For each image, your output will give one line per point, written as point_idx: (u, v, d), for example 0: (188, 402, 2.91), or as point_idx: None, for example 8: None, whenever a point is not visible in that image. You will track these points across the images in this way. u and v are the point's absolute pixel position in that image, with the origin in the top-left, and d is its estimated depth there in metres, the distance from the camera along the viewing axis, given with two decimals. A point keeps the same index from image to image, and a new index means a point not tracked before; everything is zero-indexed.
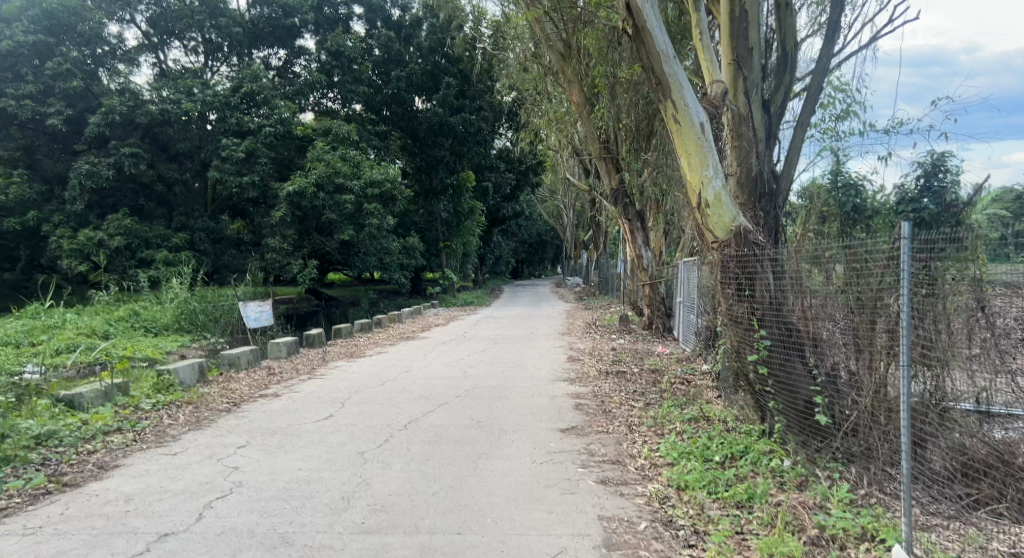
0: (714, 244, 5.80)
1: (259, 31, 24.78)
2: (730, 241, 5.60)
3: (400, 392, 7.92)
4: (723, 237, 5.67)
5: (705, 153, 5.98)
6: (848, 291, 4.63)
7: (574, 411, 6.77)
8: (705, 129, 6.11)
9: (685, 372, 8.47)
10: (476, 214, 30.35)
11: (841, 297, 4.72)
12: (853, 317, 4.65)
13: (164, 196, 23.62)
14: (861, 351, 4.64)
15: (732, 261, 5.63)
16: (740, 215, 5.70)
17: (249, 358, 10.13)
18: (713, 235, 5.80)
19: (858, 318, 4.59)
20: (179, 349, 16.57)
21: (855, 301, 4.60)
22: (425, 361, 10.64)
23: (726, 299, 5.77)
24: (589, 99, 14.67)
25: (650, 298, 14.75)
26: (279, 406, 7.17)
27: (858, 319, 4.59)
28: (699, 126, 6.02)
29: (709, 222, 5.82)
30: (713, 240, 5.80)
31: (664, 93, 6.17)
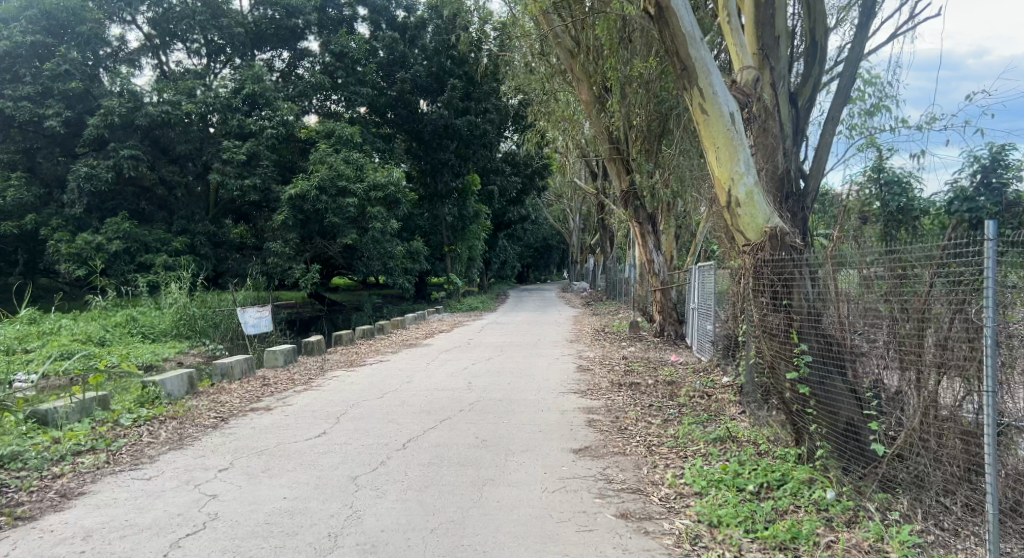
0: (745, 247, 5.26)
1: (263, 32, 24.43)
2: (763, 244, 5.04)
3: (400, 406, 7.44)
4: (756, 239, 5.12)
5: (734, 147, 5.40)
6: (892, 300, 4.12)
7: (587, 429, 6.27)
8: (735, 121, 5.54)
9: (704, 385, 7.93)
10: (481, 217, 29.89)
11: (884, 306, 4.20)
12: (898, 328, 4.13)
13: (165, 200, 23.25)
14: (907, 366, 4.15)
15: (766, 266, 5.06)
16: (774, 214, 5.12)
17: (244, 367, 9.67)
18: (744, 237, 5.24)
19: (904, 328, 4.07)
20: (177, 357, 16.16)
21: (901, 311, 4.08)
22: (428, 371, 10.15)
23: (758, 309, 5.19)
24: (599, 97, 14.08)
25: (662, 304, 14.23)
26: (270, 421, 6.70)
27: (904, 330, 4.07)
28: (728, 116, 5.44)
29: (739, 222, 5.25)
30: (744, 242, 5.26)
31: (690, 79, 5.63)
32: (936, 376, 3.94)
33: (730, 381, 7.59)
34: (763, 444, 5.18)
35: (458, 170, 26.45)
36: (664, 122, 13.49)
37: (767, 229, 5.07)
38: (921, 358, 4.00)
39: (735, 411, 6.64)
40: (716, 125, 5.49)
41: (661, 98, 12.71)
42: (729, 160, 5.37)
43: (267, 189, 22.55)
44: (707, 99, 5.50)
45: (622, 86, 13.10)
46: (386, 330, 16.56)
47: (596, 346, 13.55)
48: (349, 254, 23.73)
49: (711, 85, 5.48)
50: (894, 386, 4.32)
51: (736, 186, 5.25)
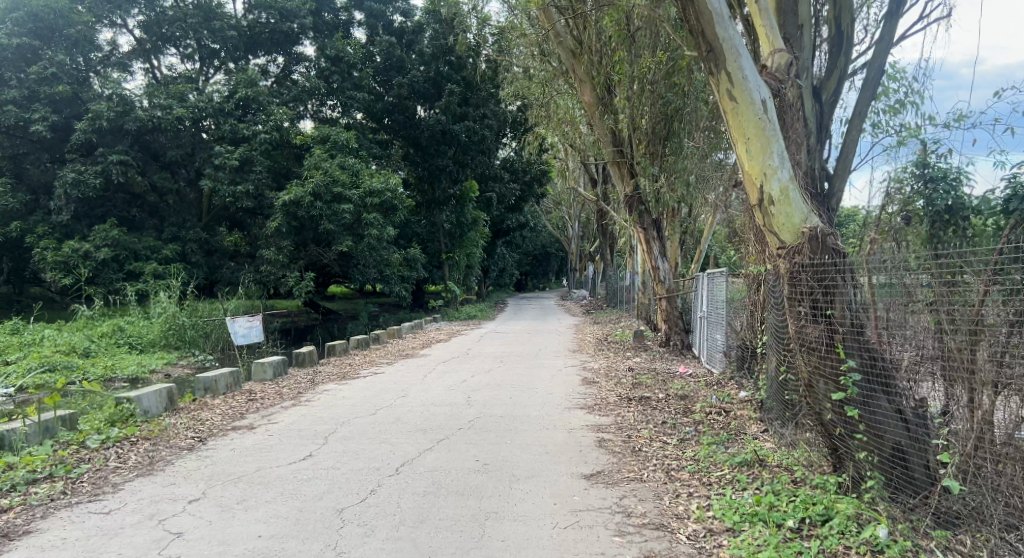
0: (779, 249, 4.73)
1: (257, 36, 23.99)
2: (801, 246, 4.48)
3: (394, 424, 6.91)
4: (791, 242, 4.59)
5: (767, 138, 4.86)
6: (938, 310, 3.62)
7: (598, 450, 5.74)
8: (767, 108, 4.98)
9: (720, 399, 7.41)
10: (480, 225, 29.12)
11: (929, 317, 3.71)
12: (946, 340, 3.64)
13: (156, 207, 22.77)
14: (956, 383, 3.65)
15: (804, 271, 4.49)
16: (812, 213, 4.58)
17: (229, 381, 9.12)
18: (779, 239, 4.70)
19: (953, 341, 3.58)
20: (165, 368, 15.62)
21: (950, 322, 3.59)
22: (423, 384, 9.61)
23: (795, 320, 4.62)
24: (602, 99, 13.63)
25: (667, 313, 13.71)
26: (252, 442, 6.18)
27: (953, 343, 3.58)
28: (760, 104, 4.87)
29: (774, 223, 4.69)
30: (777, 245, 4.72)
31: (717, 63, 5.05)
32: (991, 395, 3.45)
33: (750, 396, 7.08)
34: (797, 471, 4.63)
35: (456, 176, 25.90)
36: (669, 124, 13.05)
37: (803, 230, 4.53)
38: (972, 374, 3.52)
39: (758, 431, 6.11)
40: (746, 114, 4.93)
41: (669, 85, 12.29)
42: (761, 153, 4.84)
43: (260, 195, 22.04)
44: (736, 85, 4.91)
45: (636, 83, 12.60)
46: (382, 340, 16.03)
47: (600, 356, 13.00)
48: (344, 262, 23.19)
49: (740, 69, 4.92)
50: (943, 405, 3.82)
51: (769, 182, 4.72)
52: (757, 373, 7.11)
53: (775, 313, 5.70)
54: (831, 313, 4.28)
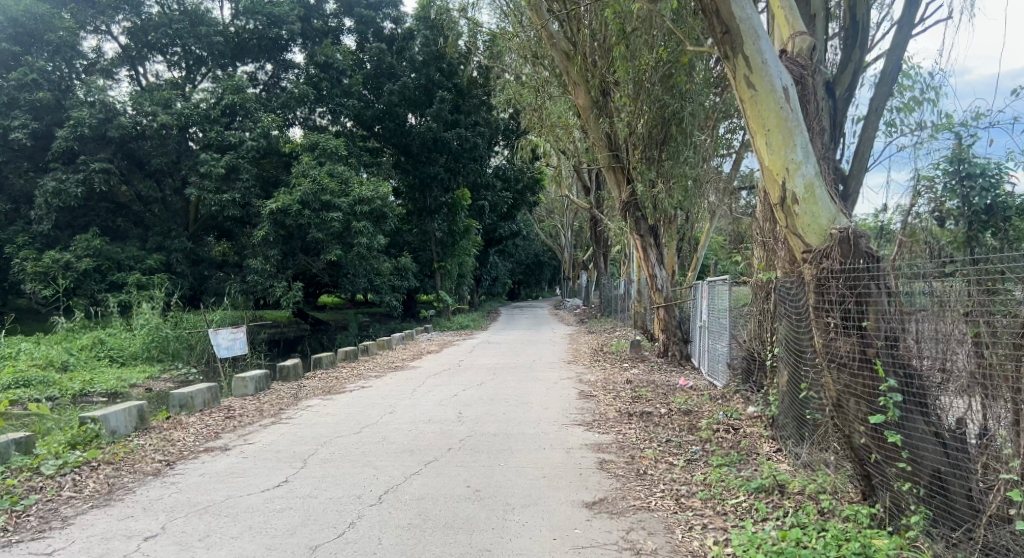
0: (801, 252, 4.35)
1: (244, 43, 23.56)
2: (828, 249, 4.10)
3: (379, 444, 6.44)
4: (817, 245, 4.21)
5: (790, 130, 4.52)
6: (976, 319, 3.21)
7: (599, 473, 5.30)
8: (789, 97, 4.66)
9: (726, 415, 6.97)
10: (471, 232, 28.32)
11: (967, 327, 3.29)
12: (986, 354, 3.20)
13: (142, 216, 22.24)
14: (1000, 404, 3.20)
15: (832, 277, 4.09)
16: (840, 212, 4.22)
17: (207, 397, 8.61)
18: (804, 242, 4.32)
19: (995, 355, 3.14)
20: (146, 382, 15.05)
21: (990, 333, 3.16)
22: (412, 399, 9.13)
23: (823, 332, 4.21)
24: (597, 102, 13.23)
25: (665, 323, 13.35)
26: (225, 466, 5.69)
27: (994, 357, 3.14)
28: (781, 92, 4.57)
29: (797, 223, 4.33)
30: (801, 249, 4.34)
31: (733, 47, 4.74)
32: None
33: (760, 412, 6.65)
34: (823, 500, 4.20)
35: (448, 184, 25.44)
36: (666, 128, 12.64)
37: (829, 232, 4.16)
38: (1019, 396, 3.06)
39: (772, 452, 5.70)
40: (766, 104, 4.60)
41: (674, 77, 11.87)
42: (782, 147, 4.50)
43: (247, 204, 21.55)
44: (754, 71, 4.62)
45: (638, 88, 12.20)
46: (371, 351, 15.53)
47: (597, 368, 12.57)
48: (333, 272, 22.70)
49: (759, 55, 4.61)
50: (983, 428, 3.38)
51: (792, 178, 4.40)
52: (768, 386, 6.71)
53: (797, 324, 5.30)
54: (864, 325, 3.84)
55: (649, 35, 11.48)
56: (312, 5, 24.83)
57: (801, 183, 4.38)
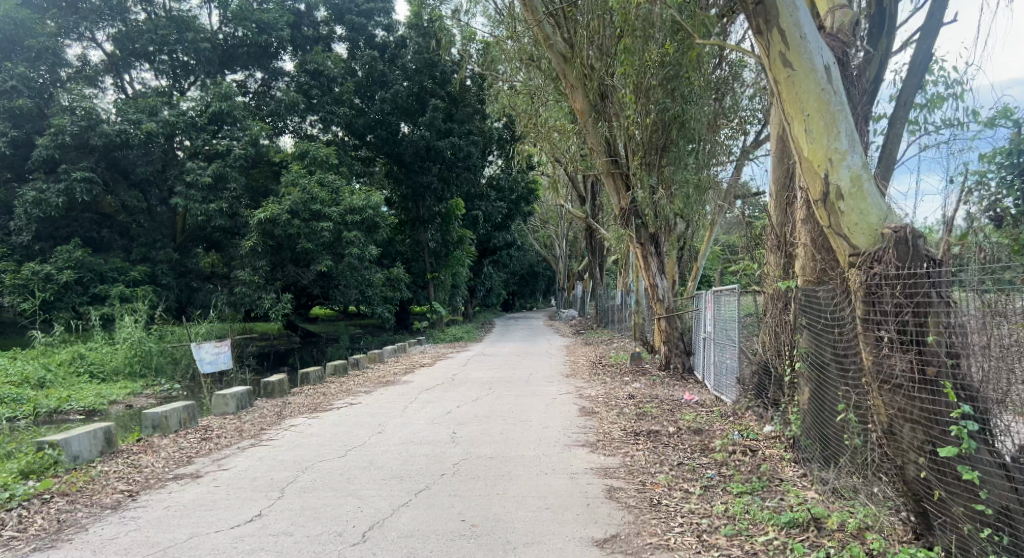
0: (843, 253, 3.92)
1: (234, 51, 23.24)
2: (877, 250, 3.63)
3: (366, 469, 5.92)
4: (864, 246, 3.75)
5: (833, 115, 4.07)
6: None
7: (608, 503, 4.80)
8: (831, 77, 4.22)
9: (742, 435, 6.44)
10: (465, 243, 27.88)
11: None
12: None
13: (127, 227, 21.68)
14: None
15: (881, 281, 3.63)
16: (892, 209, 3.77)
17: (183, 416, 8.01)
18: (850, 243, 3.85)
19: None
20: (127, 399, 14.44)
21: None
22: (404, 417, 8.62)
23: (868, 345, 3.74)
24: (596, 106, 12.86)
25: (667, 334, 12.92)
26: (194, 496, 5.15)
27: None
28: (822, 70, 4.13)
29: (844, 222, 3.87)
30: (846, 252, 3.89)
31: (766, 19, 4.27)
32: None
33: (779, 431, 6.17)
34: (869, 539, 3.70)
35: (441, 194, 24.98)
36: (666, 133, 12.25)
37: (878, 232, 3.71)
38: None
39: (797, 478, 5.23)
40: (805, 86, 4.16)
41: (676, 79, 11.53)
42: (824, 135, 4.06)
43: (235, 213, 21.01)
44: (792, 47, 4.18)
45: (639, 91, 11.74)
46: (361, 365, 14.97)
47: (597, 382, 12.07)
48: (324, 283, 22.18)
49: (798, 30, 4.15)
50: None
51: (837, 170, 3.96)
52: (787, 402, 6.25)
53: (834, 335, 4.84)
54: (923, 338, 3.35)
55: (651, 36, 11.00)
56: (302, 13, 24.35)
57: (846, 175, 3.96)
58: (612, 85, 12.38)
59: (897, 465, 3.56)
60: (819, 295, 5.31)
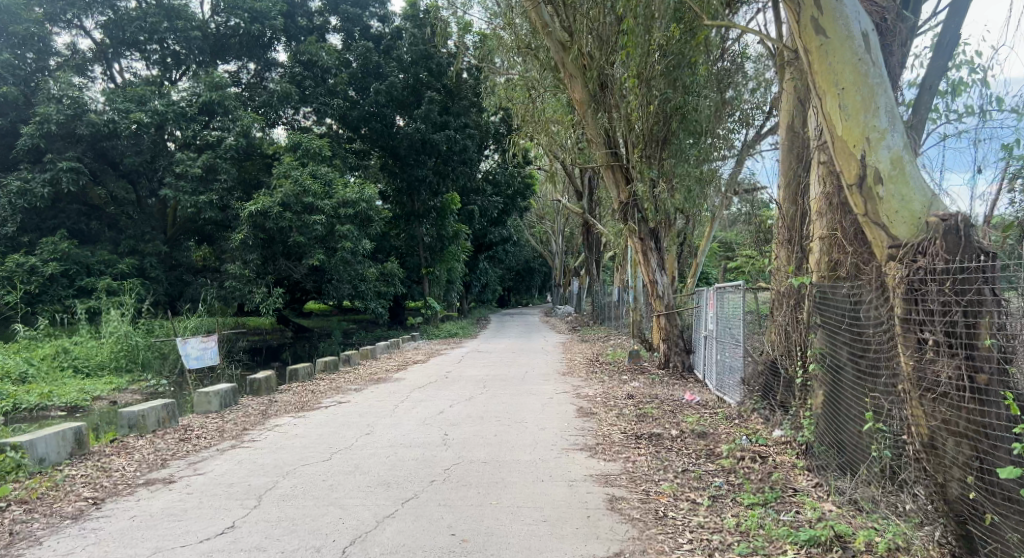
0: (881, 242, 3.68)
1: (226, 40, 22.76)
2: (924, 242, 3.34)
3: (351, 475, 5.55)
4: (905, 237, 3.50)
5: (871, 88, 3.83)
6: None
7: (612, 516, 4.44)
8: (869, 44, 3.99)
9: (750, 440, 6.11)
10: (461, 238, 27.49)
11: None
12: None
13: (116, 219, 21.26)
14: None
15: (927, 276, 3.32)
16: (937, 197, 3.52)
17: (162, 416, 7.62)
18: (891, 233, 3.61)
19: None
20: (111, 395, 14.06)
21: None
22: (395, 417, 8.27)
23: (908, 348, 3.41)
24: (594, 96, 12.44)
25: (666, 332, 12.55)
26: (164, 505, 4.79)
27: None
28: (859, 38, 3.92)
29: (884, 209, 3.63)
30: (885, 243, 3.63)
31: None
32: None
33: (789, 436, 5.86)
34: None
35: (436, 188, 24.56)
36: (667, 124, 12.01)
37: (923, 220, 3.46)
38: None
39: (810, 488, 4.96)
40: (840, 55, 3.95)
41: (678, 69, 11.29)
42: (860, 111, 3.81)
43: (226, 206, 20.59)
44: (826, 12, 3.97)
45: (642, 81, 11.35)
46: (353, 362, 14.60)
47: (595, 380, 11.75)
48: (317, 277, 21.81)
49: None
50: None
51: (876, 151, 3.73)
52: (798, 406, 5.96)
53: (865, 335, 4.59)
54: (975, 342, 3.05)
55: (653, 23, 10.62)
56: (297, 2, 23.86)
57: (885, 156, 3.73)
58: (613, 74, 11.97)
59: (937, 483, 3.28)
60: (842, 293, 5.02)
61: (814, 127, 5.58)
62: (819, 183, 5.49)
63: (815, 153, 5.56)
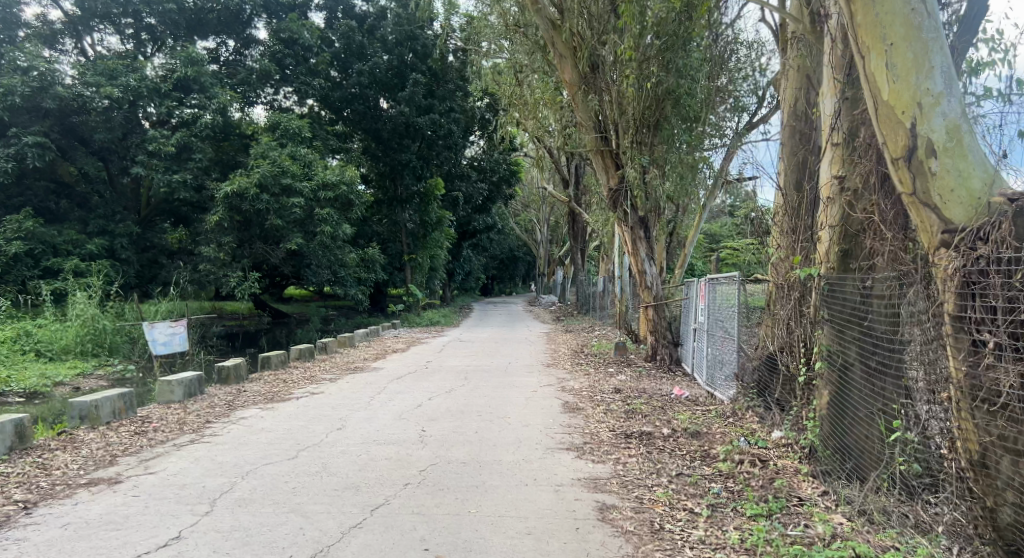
0: (932, 226, 3.40)
1: (203, 16, 21.74)
2: (990, 232, 3.10)
3: (316, 477, 5.09)
4: (962, 222, 3.26)
5: (925, 45, 3.45)
6: None
7: (603, 526, 4.06)
8: None
9: (748, 441, 5.73)
10: (445, 224, 26.92)
11: None
12: None
13: (86, 197, 20.43)
14: None
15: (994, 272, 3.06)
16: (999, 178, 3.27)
17: (117, 406, 7.09)
18: (945, 215, 3.34)
19: None
20: (74, 381, 13.40)
21: None
22: (370, 409, 7.81)
23: (966, 361, 3.23)
24: (585, 77, 11.87)
25: (654, 324, 12.09)
26: (104, 511, 4.29)
27: None
28: None
29: (940, 188, 3.35)
30: (937, 226, 3.37)
31: None
32: None
33: (790, 439, 5.47)
34: None
35: (420, 172, 23.91)
36: (660, 109, 11.58)
37: (983, 202, 3.21)
38: None
39: (818, 497, 4.62)
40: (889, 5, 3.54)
41: (673, 50, 10.95)
42: (912, 72, 3.45)
43: (200, 186, 19.86)
44: None
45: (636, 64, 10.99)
46: (330, 350, 14.08)
47: (580, 373, 11.35)
48: (295, 262, 21.19)
49: None
50: None
51: (930, 120, 3.41)
52: (799, 406, 5.59)
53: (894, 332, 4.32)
54: None
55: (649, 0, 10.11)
56: None
57: (938, 125, 3.41)
58: (605, 54, 11.46)
59: (987, 507, 3.23)
60: (858, 286, 4.70)
61: (826, 106, 5.14)
62: (830, 167, 5.06)
63: (826, 134, 5.12)
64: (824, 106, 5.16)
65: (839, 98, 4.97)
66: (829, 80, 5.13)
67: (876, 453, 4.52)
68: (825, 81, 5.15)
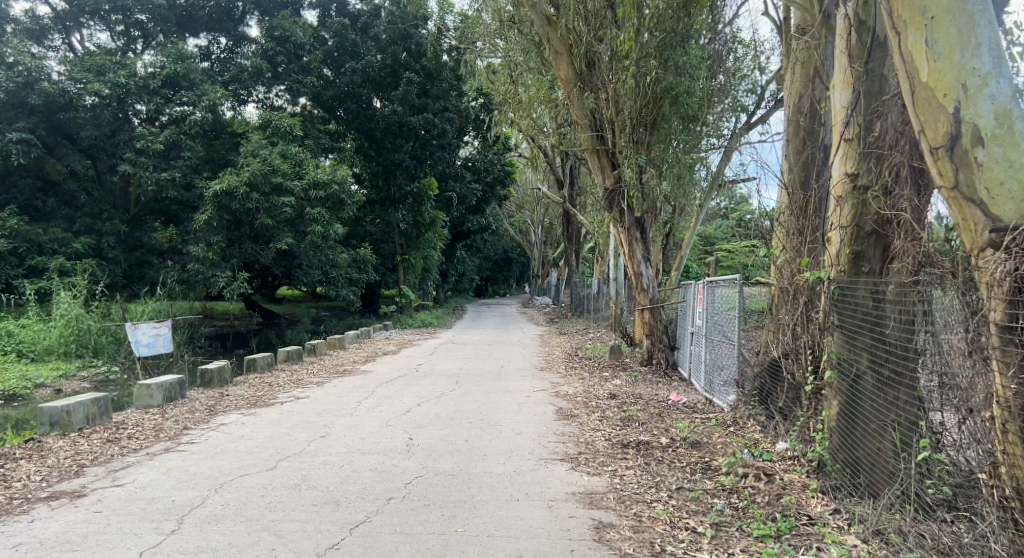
0: (977, 222, 3.19)
1: (194, 12, 21.45)
2: None
3: (295, 490, 4.78)
4: (1013, 218, 3.06)
5: (969, 21, 3.21)
6: None
7: (600, 549, 3.80)
8: None
9: (751, 452, 5.45)
10: (438, 225, 26.58)
11: None
12: None
13: (72, 195, 19.99)
14: None
15: None
16: None
17: (91, 412, 6.69)
18: (992, 208, 3.13)
19: None
20: (55, 383, 12.99)
21: None
22: (356, 416, 7.50)
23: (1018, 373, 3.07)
24: (581, 74, 11.59)
25: (650, 328, 11.78)
26: (59, 530, 3.96)
27: None
28: None
29: (990, 179, 3.14)
30: (982, 223, 3.17)
31: None
32: None
33: (796, 451, 5.21)
34: None
35: (413, 172, 23.60)
36: (658, 107, 11.36)
37: None
38: None
39: (829, 515, 4.34)
40: None
41: (671, 48, 10.80)
42: (955, 51, 3.22)
43: (189, 184, 19.46)
44: None
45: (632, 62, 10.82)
46: (319, 352, 13.72)
47: (575, 377, 11.06)
48: (285, 262, 20.84)
49: None
50: None
51: (975, 104, 3.18)
52: (806, 417, 5.29)
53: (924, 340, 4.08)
54: None
55: None
56: None
57: (986, 109, 3.18)
58: (602, 51, 11.20)
59: None
60: (878, 290, 4.43)
61: (836, 101, 4.88)
62: (840, 164, 4.81)
63: (837, 130, 4.85)
64: (835, 100, 4.89)
65: (851, 92, 4.72)
66: (840, 73, 4.87)
67: (893, 465, 4.31)
68: (836, 73, 4.88)
